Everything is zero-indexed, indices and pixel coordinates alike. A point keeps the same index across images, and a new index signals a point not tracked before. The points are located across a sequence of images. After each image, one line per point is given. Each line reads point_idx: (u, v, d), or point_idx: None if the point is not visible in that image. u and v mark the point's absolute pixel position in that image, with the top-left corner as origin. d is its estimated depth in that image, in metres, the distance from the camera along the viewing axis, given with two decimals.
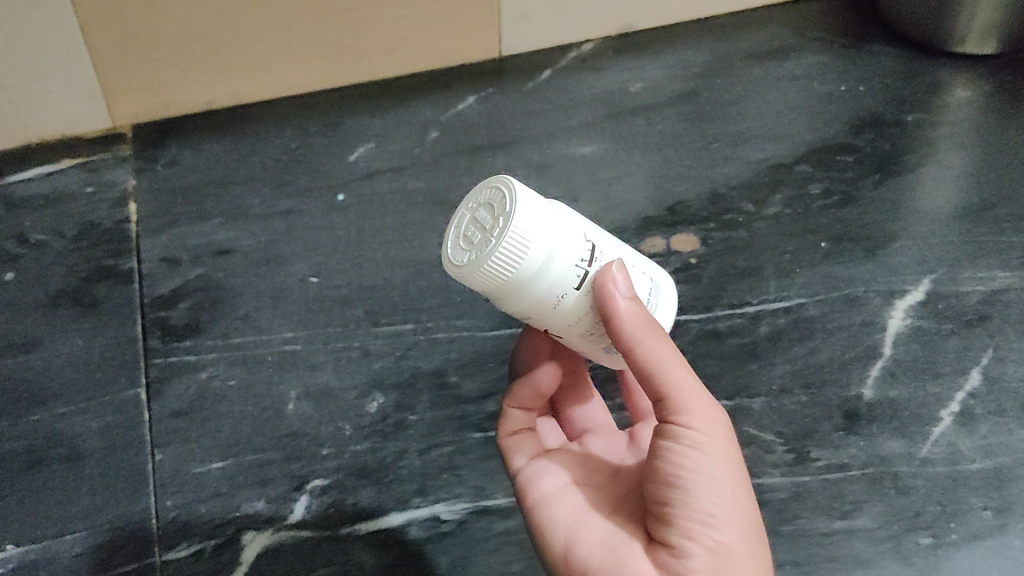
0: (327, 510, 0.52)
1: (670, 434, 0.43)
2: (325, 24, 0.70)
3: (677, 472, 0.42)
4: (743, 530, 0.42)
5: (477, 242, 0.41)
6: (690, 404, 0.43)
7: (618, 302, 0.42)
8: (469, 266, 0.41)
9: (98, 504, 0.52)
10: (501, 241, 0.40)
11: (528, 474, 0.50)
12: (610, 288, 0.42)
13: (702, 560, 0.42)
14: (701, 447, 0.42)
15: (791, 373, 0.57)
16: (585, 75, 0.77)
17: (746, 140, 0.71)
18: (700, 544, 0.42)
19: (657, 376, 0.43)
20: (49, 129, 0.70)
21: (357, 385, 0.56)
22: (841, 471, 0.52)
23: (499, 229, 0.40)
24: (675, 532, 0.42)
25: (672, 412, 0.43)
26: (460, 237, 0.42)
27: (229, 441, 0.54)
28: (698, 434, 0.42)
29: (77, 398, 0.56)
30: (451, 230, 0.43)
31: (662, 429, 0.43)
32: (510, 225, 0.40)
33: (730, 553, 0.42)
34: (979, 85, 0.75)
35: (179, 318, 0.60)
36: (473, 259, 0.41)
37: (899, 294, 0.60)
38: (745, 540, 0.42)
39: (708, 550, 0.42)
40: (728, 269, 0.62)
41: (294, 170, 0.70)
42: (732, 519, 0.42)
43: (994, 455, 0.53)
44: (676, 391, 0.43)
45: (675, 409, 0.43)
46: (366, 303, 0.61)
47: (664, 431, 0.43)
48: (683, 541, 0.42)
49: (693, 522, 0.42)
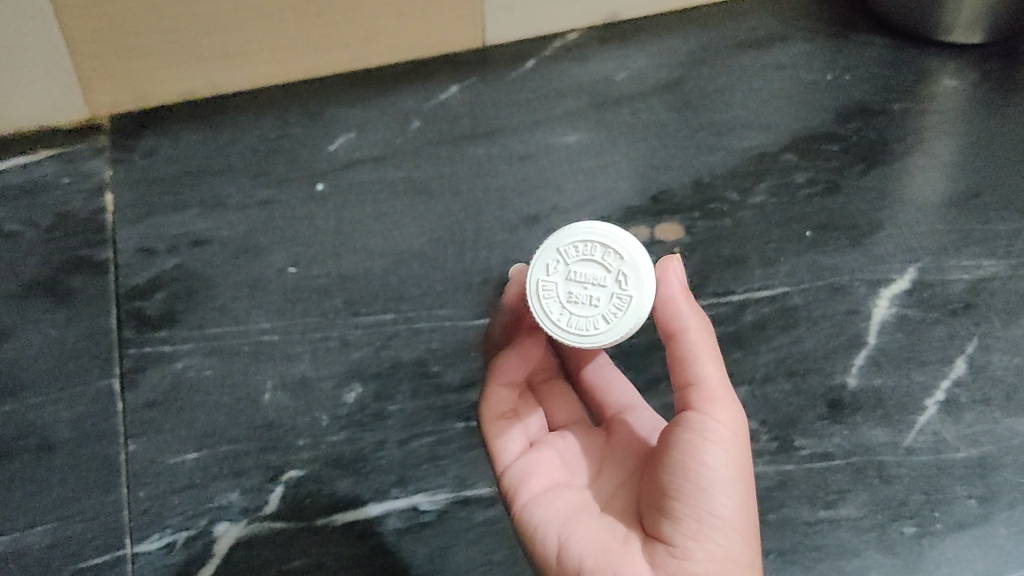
0: (302, 501, 0.53)
1: (688, 425, 0.47)
2: (307, 11, 0.69)
3: (691, 467, 0.46)
4: (743, 534, 0.46)
5: (603, 302, 0.49)
6: (715, 401, 0.47)
7: (675, 295, 0.49)
8: (610, 326, 0.48)
9: (70, 495, 0.52)
10: (637, 290, 0.48)
11: (516, 475, 0.52)
12: (668, 281, 0.49)
13: (704, 556, 0.45)
14: (721, 444, 0.46)
15: (775, 361, 0.56)
16: (570, 63, 0.76)
17: (731, 128, 0.71)
18: (703, 540, 0.45)
19: (692, 365, 0.48)
20: (24, 120, 0.68)
21: (335, 375, 0.56)
22: (825, 460, 0.53)
23: (626, 279, 0.49)
24: (681, 529, 0.46)
25: (695, 406, 0.47)
26: (575, 304, 0.49)
27: (204, 432, 0.54)
28: (717, 434, 0.46)
29: (47, 389, 0.55)
30: (555, 302, 0.49)
31: (681, 419, 0.47)
32: (637, 271, 0.49)
33: (731, 554, 0.45)
34: (966, 75, 0.75)
35: (155, 307, 0.57)
36: (614, 321, 0.48)
37: (884, 283, 0.59)
38: (745, 545, 0.46)
39: (710, 548, 0.45)
40: (714, 258, 0.60)
41: (273, 160, 0.69)
42: (736, 523, 0.46)
43: (979, 444, 0.53)
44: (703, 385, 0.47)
45: (699, 402, 0.47)
46: (345, 293, 0.58)
47: (682, 420, 0.47)
48: (687, 540, 0.46)
49: (699, 521, 0.45)
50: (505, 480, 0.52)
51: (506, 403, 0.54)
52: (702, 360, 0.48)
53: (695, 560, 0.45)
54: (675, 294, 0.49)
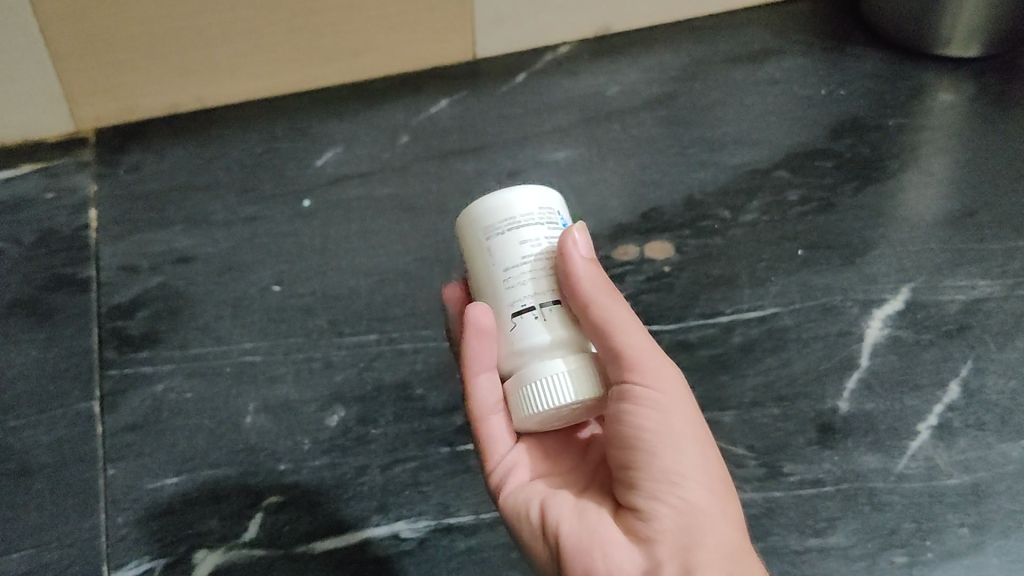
0: (282, 527, 0.50)
1: (624, 396, 0.44)
2: (293, 26, 0.69)
3: (639, 430, 0.44)
4: (711, 488, 0.43)
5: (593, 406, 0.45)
6: (642, 365, 0.44)
7: (575, 260, 0.44)
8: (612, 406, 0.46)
9: (45, 521, 0.50)
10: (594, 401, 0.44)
11: (505, 467, 0.49)
12: (568, 250, 0.45)
13: (670, 516, 0.43)
14: (659, 404, 0.44)
15: (765, 386, 0.55)
16: (560, 79, 0.75)
17: (723, 144, 0.70)
18: (666, 502, 0.43)
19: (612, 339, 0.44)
20: (9, 133, 0.68)
21: (317, 398, 0.55)
22: (815, 487, 0.51)
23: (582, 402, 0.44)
24: (642, 494, 0.44)
25: (626, 373, 0.44)
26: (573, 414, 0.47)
27: (184, 456, 0.52)
28: (654, 390, 0.44)
29: (28, 411, 0.55)
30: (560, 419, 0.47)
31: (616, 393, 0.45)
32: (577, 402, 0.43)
33: (696, 509, 0.43)
34: (961, 89, 0.74)
35: (137, 328, 0.58)
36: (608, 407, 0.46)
37: (877, 304, 0.59)
38: (713, 496, 0.43)
39: (674, 506, 0.43)
40: (702, 278, 0.61)
41: (259, 176, 0.68)
42: (698, 477, 0.43)
43: (973, 470, 0.51)
44: (628, 351, 0.44)
45: (629, 370, 0.44)
46: (329, 313, 0.59)
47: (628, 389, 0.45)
48: (649, 504, 0.43)
49: (657, 482, 0.43)
50: (493, 472, 0.49)
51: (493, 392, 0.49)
52: (619, 334, 0.44)
53: (662, 519, 0.43)
54: (579, 264, 0.44)
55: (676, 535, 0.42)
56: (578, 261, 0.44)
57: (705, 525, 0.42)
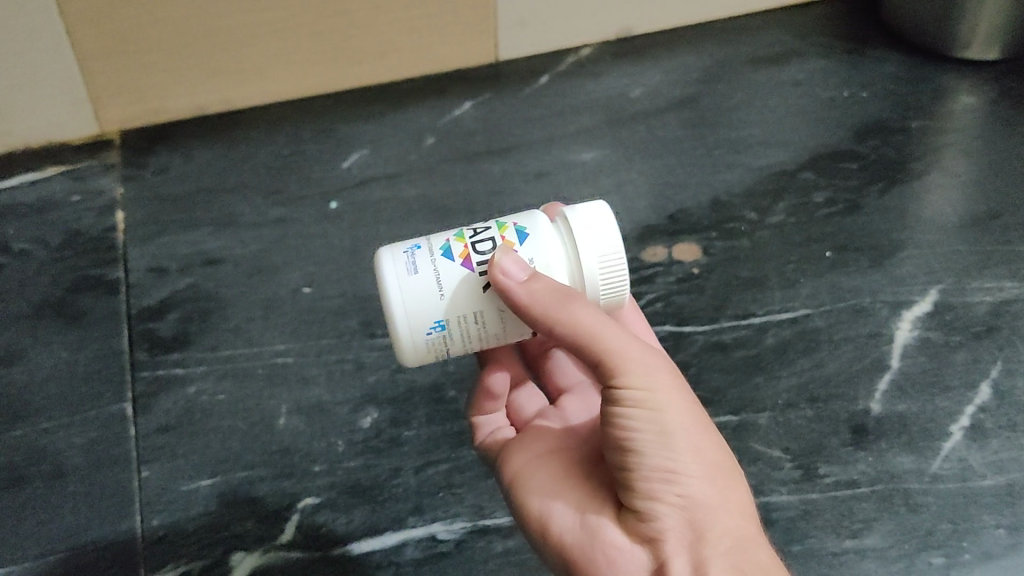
0: (319, 529, 0.50)
1: (613, 396, 0.40)
2: (319, 28, 0.69)
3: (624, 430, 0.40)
4: (709, 479, 0.40)
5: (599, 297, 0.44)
6: (629, 361, 0.40)
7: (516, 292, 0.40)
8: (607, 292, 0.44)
9: (81, 523, 0.50)
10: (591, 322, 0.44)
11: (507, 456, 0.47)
12: (501, 279, 0.40)
13: (674, 516, 0.39)
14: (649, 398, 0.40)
15: (797, 387, 0.55)
16: (584, 81, 0.75)
17: (748, 146, 0.70)
18: (668, 502, 0.39)
19: (592, 341, 0.40)
20: (34, 135, 0.68)
21: (350, 400, 0.55)
22: (850, 488, 0.51)
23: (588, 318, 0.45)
24: (637, 496, 0.40)
25: (612, 375, 0.40)
26: None
27: (218, 457, 0.52)
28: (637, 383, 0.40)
29: (61, 413, 0.55)
30: None
31: (606, 393, 0.40)
32: None
33: (701, 505, 0.40)
34: (984, 90, 0.74)
35: (168, 329, 0.59)
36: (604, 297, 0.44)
37: (906, 305, 0.59)
38: (711, 487, 0.40)
39: (677, 506, 0.39)
40: (732, 279, 0.61)
41: (286, 178, 0.68)
42: (693, 468, 0.40)
43: (1007, 471, 0.51)
44: (609, 355, 0.40)
45: (614, 370, 0.40)
46: (359, 314, 0.59)
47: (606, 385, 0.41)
48: (647, 504, 0.40)
49: (652, 482, 0.39)
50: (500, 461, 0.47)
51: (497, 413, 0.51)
52: (601, 335, 0.40)
53: (665, 520, 0.39)
54: (517, 290, 0.40)
55: (681, 536, 0.40)
56: (517, 287, 0.40)
57: (711, 521, 0.40)
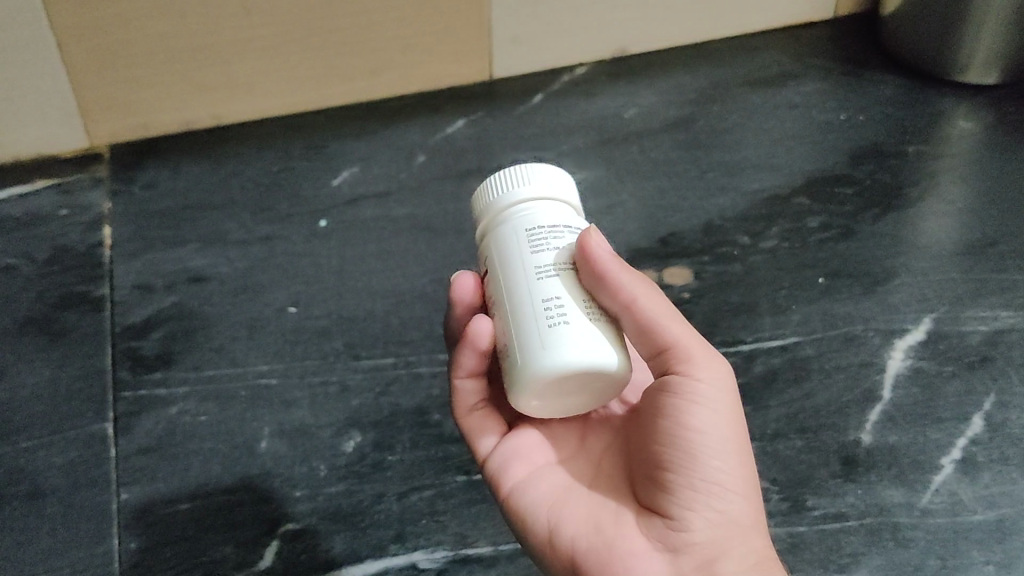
0: (299, 556, 0.49)
1: (673, 388, 0.44)
2: (312, 45, 0.68)
3: (682, 430, 0.43)
4: (746, 495, 0.43)
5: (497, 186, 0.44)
6: (695, 359, 0.44)
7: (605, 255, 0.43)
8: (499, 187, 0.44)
9: (56, 546, 0.49)
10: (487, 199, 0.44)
11: (498, 458, 0.48)
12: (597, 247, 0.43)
13: (704, 525, 0.42)
14: (708, 402, 0.43)
15: (788, 417, 0.54)
16: (578, 101, 0.75)
17: (742, 169, 0.69)
18: (703, 510, 0.42)
19: (660, 328, 0.44)
20: (23, 147, 0.67)
21: (333, 423, 0.54)
22: (838, 521, 0.50)
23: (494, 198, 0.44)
24: (675, 500, 0.43)
25: (676, 364, 0.44)
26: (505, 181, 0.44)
27: (198, 480, 0.52)
28: (699, 391, 0.43)
29: (40, 432, 0.54)
30: (513, 179, 0.44)
31: (665, 383, 0.44)
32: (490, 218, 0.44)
33: (735, 520, 0.43)
34: (981, 116, 0.73)
35: (151, 348, 0.58)
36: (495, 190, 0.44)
37: (898, 334, 0.58)
38: (747, 504, 0.43)
39: (710, 517, 0.42)
40: (723, 305, 0.60)
41: (275, 195, 0.68)
42: (737, 483, 0.43)
43: (996, 507, 0.50)
44: (677, 344, 0.44)
45: (679, 361, 0.44)
46: (345, 335, 0.59)
47: (664, 383, 0.44)
48: (683, 512, 0.42)
49: (695, 489, 0.42)
50: (489, 468, 0.48)
51: (478, 392, 0.50)
52: (670, 324, 0.45)
53: (696, 529, 0.42)
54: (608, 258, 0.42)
55: (707, 547, 0.42)
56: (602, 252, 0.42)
57: (738, 538, 0.42)
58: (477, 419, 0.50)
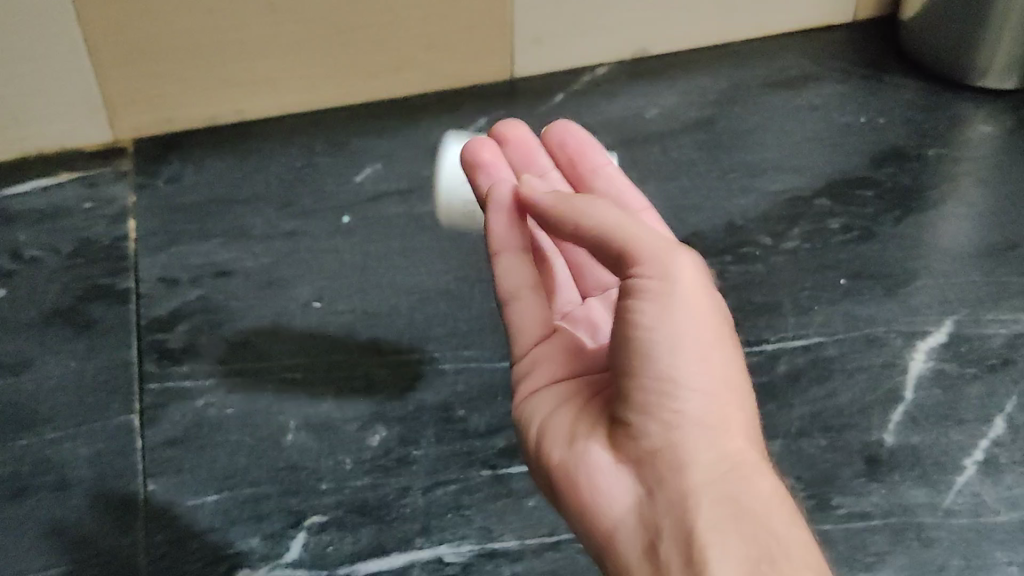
0: (325, 548, 0.49)
1: (626, 295, 0.40)
2: (335, 43, 0.69)
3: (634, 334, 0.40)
4: (705, 397, 0.40)
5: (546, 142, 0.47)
6: (649, 265, 0.40)
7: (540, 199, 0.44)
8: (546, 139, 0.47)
9: (86, 535, 0.49)
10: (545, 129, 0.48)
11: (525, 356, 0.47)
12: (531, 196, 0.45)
13: (660, 435, 0.40)
14: (663, 301, 0.40)
15: (811, 416, 0.54)
16: (598, 100, 0.75)
17: (764, 170, 0.70)
18: (658, 419, 0.39)
19: (612, 241, 0.41)
20: (48, 140, 0.68)
21: (359, 417, 0.54)
22: (862, 520, 0.50)
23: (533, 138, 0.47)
24: (634, 407, 0.40)
25: (628, 272, 0.40)
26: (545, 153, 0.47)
27: (225, 473, 0.52)
28: (658, 285, 0.40)
29: (67, 423, 0.54)
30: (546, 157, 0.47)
31: (620, 291, 0.41)
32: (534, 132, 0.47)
33: (694, 425, 0.39)
34: (1001, 120, 0.74)
35: (177, 341, 0.58)
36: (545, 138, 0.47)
37: (920, 336, 0.58)
38: (709, 410, 0.40)
39: (665, 424, 0.39)
40: (745, 305, 0.60)
41: (298, 189, 0.68)
42: (695, 386, 0.40)
43: (1020, 507, 0.50)
44: (629, 248, 0.40)
45: (630, 267, 0.40)
46: (370, 331, 0.59)
47: (619, 295, 0.41)
48: (643, 420, 0.40)
49: (649, 391, 0.39)
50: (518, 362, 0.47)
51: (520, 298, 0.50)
52: (622, 236, 0.41)
53: (655, 435, 0.40)
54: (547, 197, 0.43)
55: (666, 455, 0.39)
56: (546, 197, 0.44)
57: (700, 446, 0.39)
58: (520, 318, 0.50)
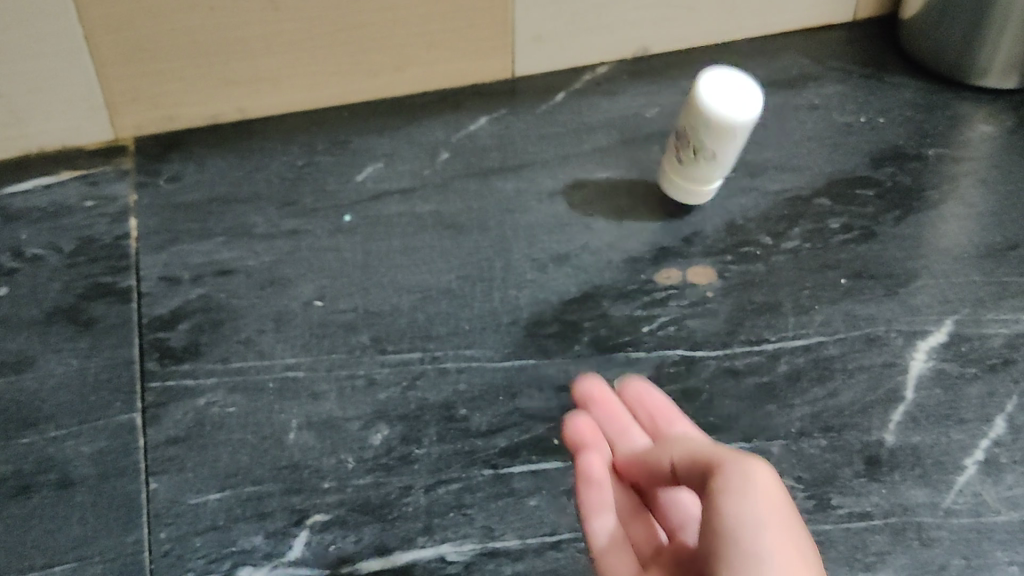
0: (328, 548, 0.49)
1: (714, 491, 0.41)
2: (336, 42, 0.69)
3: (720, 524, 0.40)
4: None
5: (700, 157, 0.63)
6: (739, 467, 0.41)
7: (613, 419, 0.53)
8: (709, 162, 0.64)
9: (89, 534, 0.49)
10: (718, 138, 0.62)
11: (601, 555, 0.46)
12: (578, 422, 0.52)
13: None
14: (753, 496, 0.40)
15: (811, 416, 0.55)
16: (599, 99, 0.75)
17: (765, 170, 0.70)
18: None
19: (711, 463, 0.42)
20: (49, 139, 0.68)
21: (360, 416, 0.55)
22: (862, 520, 0.50)
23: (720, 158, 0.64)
24: None
25: (718, 474, 0.41)
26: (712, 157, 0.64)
27: (228, 472, 0.52)
28: (739, 482, 0.41)
29: (69, 421, 0.54)
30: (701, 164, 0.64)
31: (708, 487, 0.41)
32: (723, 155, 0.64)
33: None
34: (1001, 119, 0.74)
35: (179, 340, 0.58)
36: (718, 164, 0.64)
37: (921, 336, 0.59)
38: None
39: None
40: (746, 304, 0.61)
41: (300, 188, 0.68)
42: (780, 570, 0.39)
43: (1020, 508, 0.50)
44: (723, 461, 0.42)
45: (721, 472, 0.41)
46: (371, 329, 0.59)
47: (707, 488, 0.41)
48: None
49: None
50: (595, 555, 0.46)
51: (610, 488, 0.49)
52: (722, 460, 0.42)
53: None
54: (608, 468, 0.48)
55: None
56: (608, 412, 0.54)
57: None
58: (595, 503, 0.48)
